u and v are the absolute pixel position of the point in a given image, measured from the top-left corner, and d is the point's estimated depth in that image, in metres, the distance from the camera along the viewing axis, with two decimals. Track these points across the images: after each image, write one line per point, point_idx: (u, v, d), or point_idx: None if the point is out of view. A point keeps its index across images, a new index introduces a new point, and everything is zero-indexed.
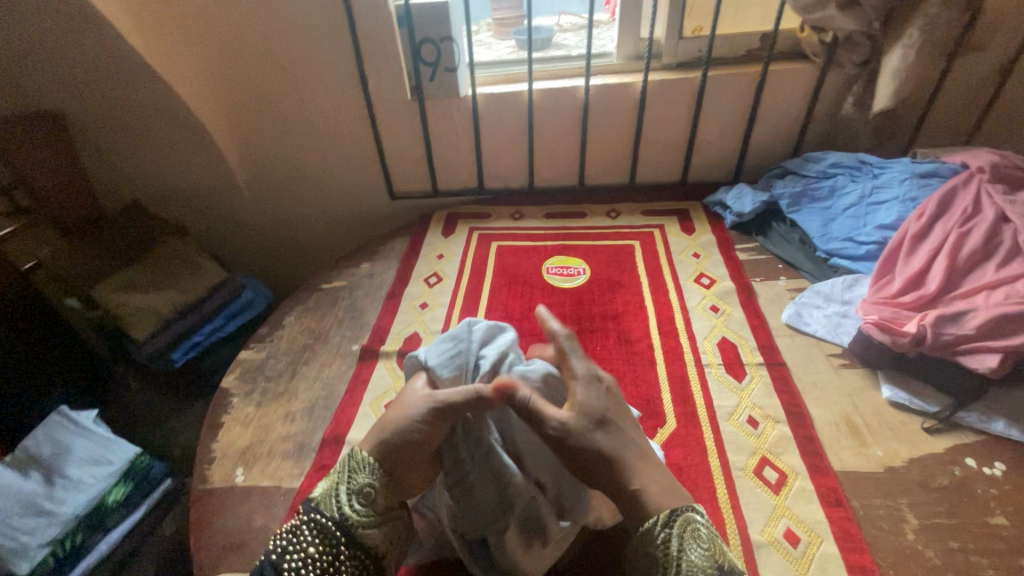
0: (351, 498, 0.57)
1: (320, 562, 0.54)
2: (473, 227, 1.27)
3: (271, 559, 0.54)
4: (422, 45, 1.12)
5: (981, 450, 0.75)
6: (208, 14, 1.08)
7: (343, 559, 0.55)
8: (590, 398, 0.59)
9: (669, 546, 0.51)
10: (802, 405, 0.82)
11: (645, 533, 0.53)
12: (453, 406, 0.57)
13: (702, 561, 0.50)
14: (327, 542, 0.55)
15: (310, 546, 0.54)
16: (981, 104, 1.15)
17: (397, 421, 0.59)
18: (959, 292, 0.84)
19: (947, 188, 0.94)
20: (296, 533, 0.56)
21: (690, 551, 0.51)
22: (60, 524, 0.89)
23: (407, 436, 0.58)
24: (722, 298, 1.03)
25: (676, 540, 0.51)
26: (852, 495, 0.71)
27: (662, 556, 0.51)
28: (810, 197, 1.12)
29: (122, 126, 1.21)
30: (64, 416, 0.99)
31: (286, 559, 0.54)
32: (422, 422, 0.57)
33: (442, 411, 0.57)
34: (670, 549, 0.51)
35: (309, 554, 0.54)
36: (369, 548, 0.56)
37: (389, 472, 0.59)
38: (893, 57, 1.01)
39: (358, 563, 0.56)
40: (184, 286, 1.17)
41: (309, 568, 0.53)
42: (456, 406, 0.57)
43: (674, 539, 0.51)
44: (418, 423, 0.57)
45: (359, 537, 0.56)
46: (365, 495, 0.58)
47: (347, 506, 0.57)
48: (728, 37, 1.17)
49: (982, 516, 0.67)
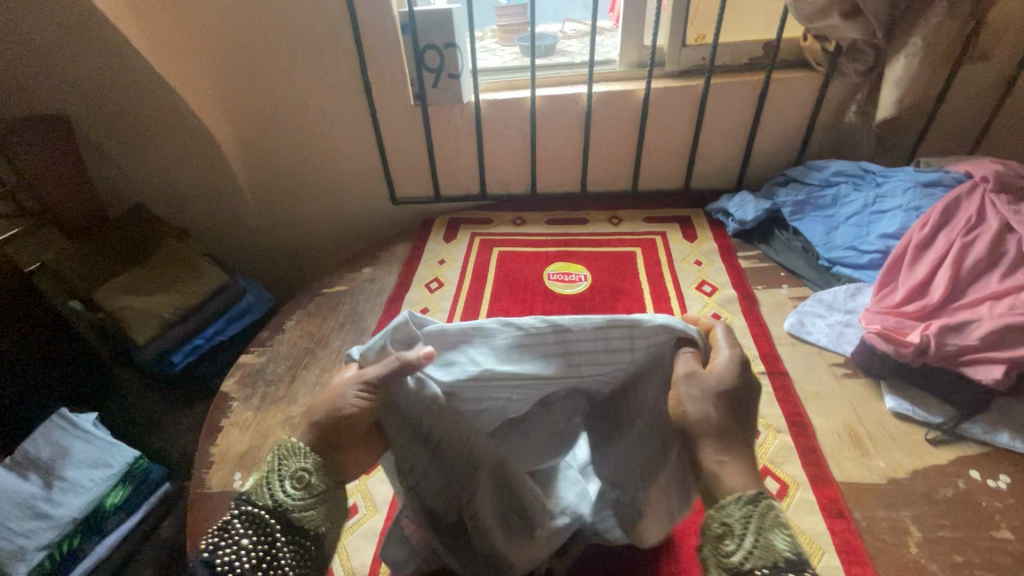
0: (285, 481, 0.48)
1: (255, 554, 0.45)
2: (475, 233, 1.27)
3: (199, 558, 0.44)
4: (425, 51, 1.13)
5: (985, 462, 0.74)
6: (214, 20, 1.08)
7: (283, 547, 0.46)
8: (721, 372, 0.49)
9: (747, 525, 0.43)
10: (804, 415, 0.82)
11: (721, 506, 0.45)
12: (380, 381, 0.52)
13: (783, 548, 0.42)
14: (262, 532, 0.46)
15: (243, 538, 0.45)
16: (985, 115, 1.15)
17: (324, 408, 0.51)
18: (963, 302, 0.83)
19: (951, 198, 0.93)
20: (223, 529, 0.46)
21: (771, 536, 0.43)
22: (58, 527, 0.89)
23: (336, 418, 0.51)
24: (724, 307, 1.02)
25: (756, 520, 0.44)
26: (854, 506, 0.70)
27: (736, 533, 0.44)
28: (813, 205, 1.11)
29: (129, 132, 1.22)
30: (64, 419, 0.99)
31: (215, 557, 0.44)
32: (357, 404, 0.51)
33: (373, 389, 0.52)
34: (747, 527, 0.43)
35: (241, 548, 0.45)
36: (312, 533, 0.48)
37: (327, 454, 0.51)
38: (896, 66, 1.00)
39: (302, 549, 0.47)
40: (186, 289, 1.18)
41: (243, 562, 0.44)
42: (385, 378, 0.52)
43: (754, 518, 0.44)
44: (352, 406, 0.51)
45: (297, 520, 0.47)
46: (301, 477, 0.49)
47: (280, 491, 0.47)
48: (731, 45, 1.17)
49: (987, 530, 0.67)
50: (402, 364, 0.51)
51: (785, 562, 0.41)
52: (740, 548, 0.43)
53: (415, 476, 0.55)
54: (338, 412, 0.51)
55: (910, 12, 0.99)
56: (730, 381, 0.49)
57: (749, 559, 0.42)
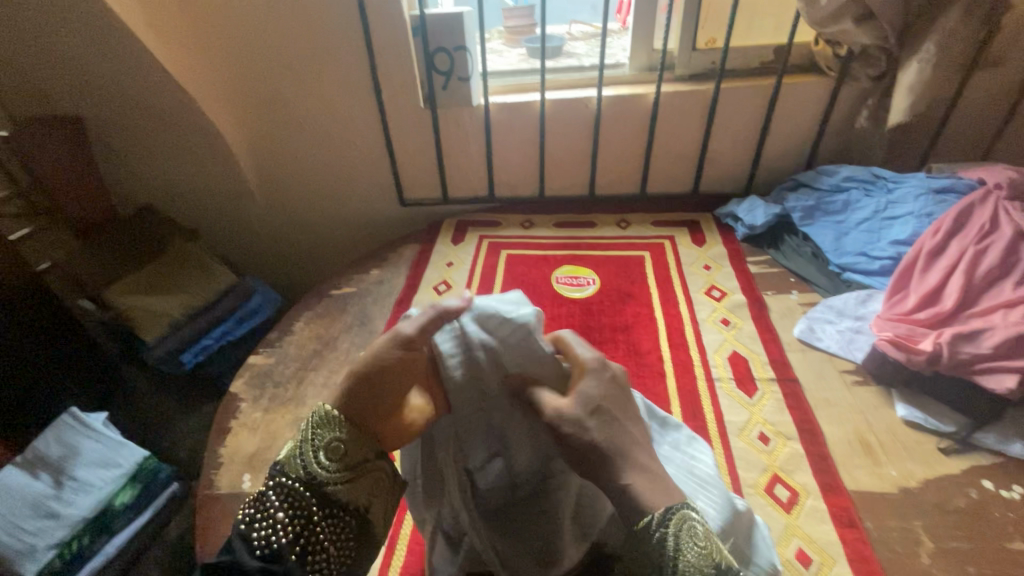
0: (317, 455, 0.49)
1: (292, 528, 0.47)
2: (482, 235, 1.27)
3: (239, 530, 0.47)
4: (435, 53, 1.13)
5: (998, 472, 0.73)
6: (225, 22, 1.09)
7: (319, 521, 0.48)
8: (592, 385, 0.52)
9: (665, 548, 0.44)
10: (814, 422, 0.81)
11: (640, 530, 0.45)
12: (418, 334, 0.52)
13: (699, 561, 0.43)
14: (297, 505, 0.48)
15: (277, 512, 0.47)
16: (998, 121, 1.14)
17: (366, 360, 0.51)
18: (975, 310, 0.82)
19: (964, 205, 0.93)
20: (260, 500, 0.48)
21: (687, 552, 0.43)
22: (67, 526, 0.90)
23: (377, 372, 0.50)
24: (733, 312, 1.02)
25: (672, 543, 0.44)
26: (865, 515, 0.70)
27: (657, 558, 0.44)
28: (823, 211, 1.11)
29: (143, 132, 1.23)
30: (73, 418, 0.98)
31: (254, 529, 0.47)
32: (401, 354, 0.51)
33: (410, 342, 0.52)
34: (666, 551, 0.44)
35: (278, 521, 0.47)
36: (347, 503, 0.50)
37: (365, 422, 0.50)
38: (909, 71, 0.99)
39: (336, 520, 0.49)
40: (196, 290, 1.19)
41: (279, 535, 0.47)
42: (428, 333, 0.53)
43: (672, 540, 0.44)
44: (393, 360, 0.51)
45: (332, 494, 0.49)
46: (333, 450, 0.49)
47: (314, 462, 0.49)
48: (742, 49, 1.16)
49: (1001, 541, 0.66)
50: (445, 314, 0.53)
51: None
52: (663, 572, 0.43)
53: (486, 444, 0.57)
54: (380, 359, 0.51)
55: (924, 18, 0.98)
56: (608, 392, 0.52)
57: None
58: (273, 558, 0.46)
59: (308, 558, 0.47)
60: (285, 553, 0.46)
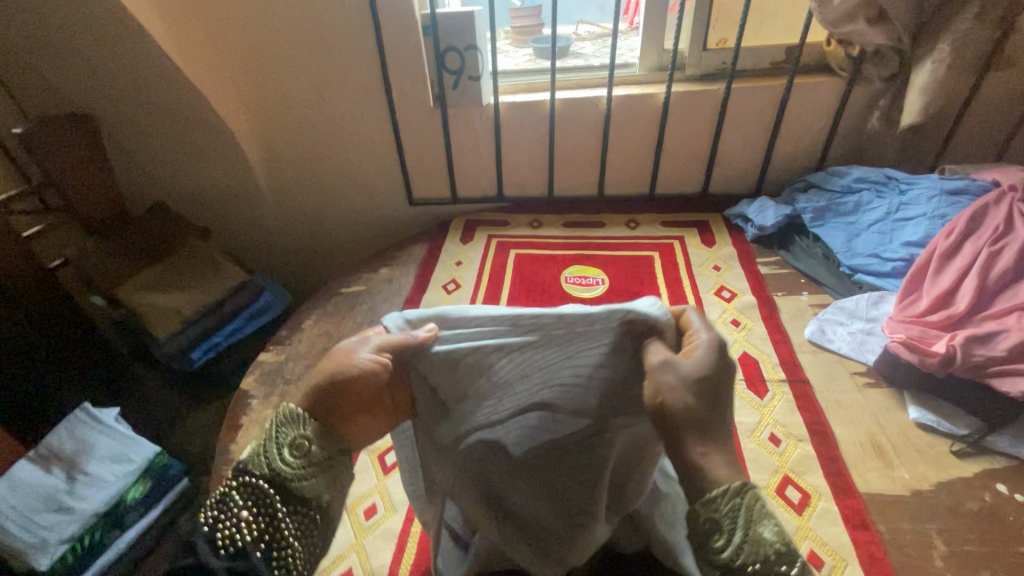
0: (283, 451, 0.46)
1: (256, 527, 0.44)
2: (491, 234, 1.27)
3: (199, 531, 0.43)
4: (446, 53, 1.13)
5: (1012, 475, 0.73)
6: (237, 21, 1.09)
7: (284, 518, 0.45)
8: (707, 355, 0.45)
9: (735, 522, 0.40)
10: (825, 424, 0.81)
11: (709, 501, 0.41)
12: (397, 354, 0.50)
13: (772, 540, 0.40)
14: (262, 502, 0.45)
15: (241, 511, 0.44)
16: (1012, 122, 1.13)
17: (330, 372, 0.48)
18: (989, 312, 0.82)
19: (978, 206, 0.92)
20: (222, 501, 0.45)
21: (759, 527, 0.40)
22: (79, 521, 0.90)
23: (345, 381, 0.48)
24: (743, 313, 1.01)
25: (745, 515, 0.40)
26: (878, 518, 0.69)
27: (725, 528, 0.40)
28: (834, 212, 1.10)
29: (153, 132, 1.24)
30: (88, 414, 1.01)
31: (217, 529, 0.43)
32: (370, 366, 0.48)
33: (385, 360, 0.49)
34: (737, 522, 0.40)
35: (242, 520, 0.44)
36: (315, 500, 0.47)
37: (330, 422, 0.48)
38: (923, 71, 0.99)
39: (304, 518, 0.46)
40: (206, 287, 1.20)
41: (244, 534, 0.43)
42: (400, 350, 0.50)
43: (744, 512, 0.40)
44: (360, 371, 0.48)
45: (299, 491, 0.46)
46: (301, 445, 0.46)
47: (280, 459, 0.46)
48: (754, 50, 1.16)
49: (1016, 545, 0.65)
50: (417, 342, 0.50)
51: (774, 553, 0.39)
52: (729, 543, 0.40)
53: (506, 416, 0.52)
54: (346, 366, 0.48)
55: (938, 18, 0.97)
56: (709, 368, 0.44)
57: (740, 555, 0.40)
58: (236, 558, 0.42)
59: (274, 556, 0.44)
60: (250, 551, 0.43)
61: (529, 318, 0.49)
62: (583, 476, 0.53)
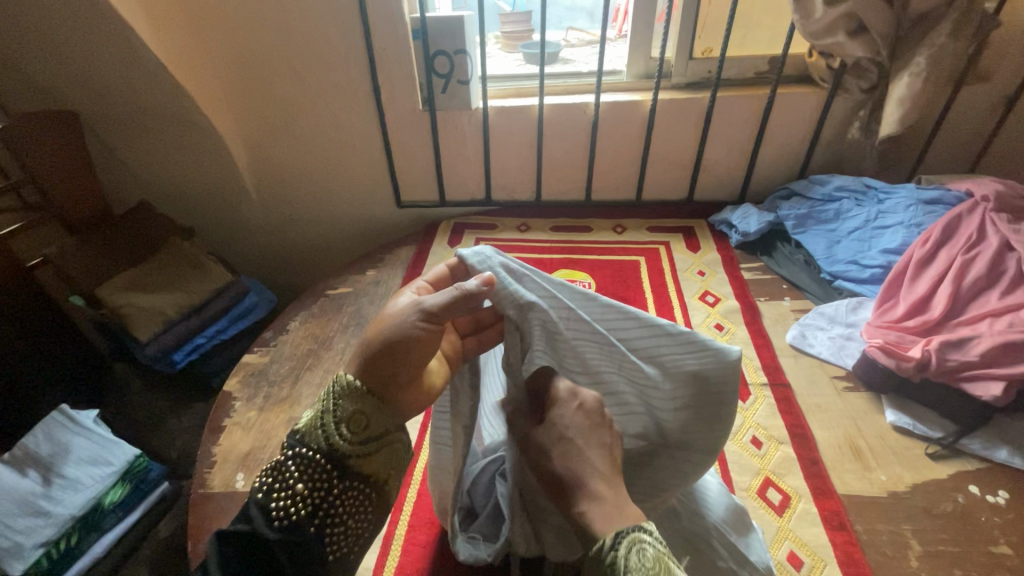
0: (339, 427, 0.50)
1: (312, 500, 0.48)
2: (479, 238, 1.27)
3: (255, 499, 0.48)
4: (436, 57, 1.14)
5: (984, 477, 0.75)
6: (225, 21, 1.09)
7: (338, 493, 0.49)
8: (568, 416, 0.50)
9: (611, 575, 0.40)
10: (806, 427, 0.83)
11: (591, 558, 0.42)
12: (441, 313, 0.49)
13: None
14: (316, 477, 0.49)
15: (297, 483, 0.48)
16: (985, 135, 1.17)
17: (382, 335, 0.50)
18: (963, 319, 0.84)
19: (951, 215, 0.95)
20: (279, 471, 0.49)
21: None
22: (56, 524, 0.89)
23: (393, 347, 0.50)
24: (727, 317, 1.03)
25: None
26: (855, 519, 0.71)
27: None
28: (815, 219, 1.13)
29: (137, 129, 1.22)
30: (64, 416, 1.00)
31: (273, 500, 0.48)
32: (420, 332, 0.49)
33: (432, 321, 0.50)
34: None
35: (298, 493, 0.48)
36: (368, 476, 0.51)
37: (385, 394, 0.52)
38: (901, 84, 1.01)
39: (356, 493, 0.50)
40: (191, 289, 1.18)
41: (300, 507, 0.48)
42: (445, 307, 0.49)
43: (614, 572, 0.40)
44: (411, 334, 0.49)
45: (353, 465, 0.50)
46: (355, 421, 0.51)
47: (336, 435, 0.50)
48: (738, 60, 1.19)
49: (987, 545, 0.67)
50: (463, 296, 0.50)
51: None
52: None
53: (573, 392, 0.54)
54: (396, 337, 0.49)
55: (915, 34, 1.01)
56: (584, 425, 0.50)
57: None
58: (291, 531, 0.47)
59: (327, 531, 0.48)
60: (304, 526, 0.48)
61: (613, 309, 0.54)
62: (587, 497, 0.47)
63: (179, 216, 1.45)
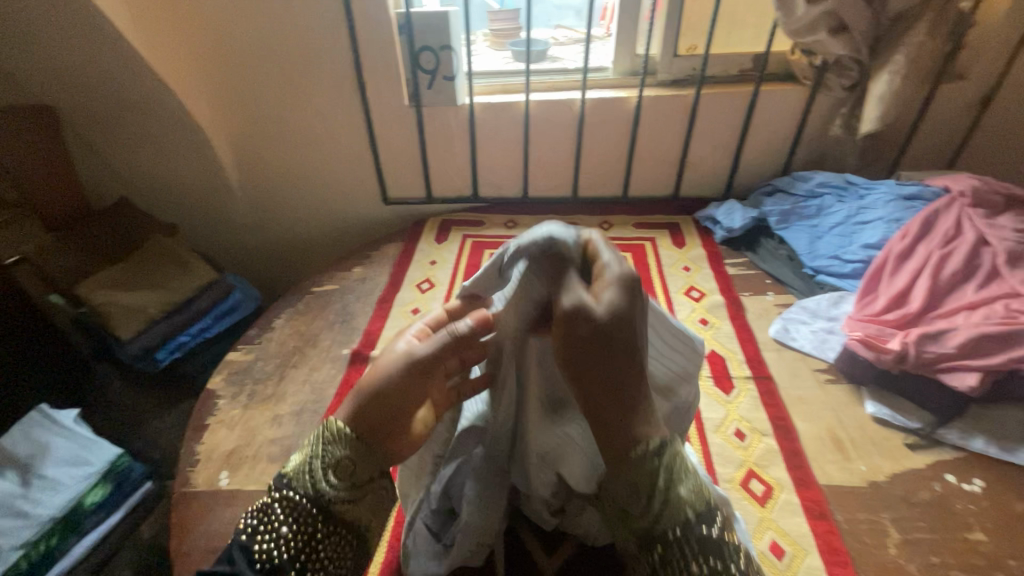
0: (327, 473, 0.50)
1: (295, 544, 0.48)
2: (466, 234, 1.27)
3: (240, 541, 0.48)
4: (421, 53, 1.13)
5: (960, 466, 0.76)
6: (207, 16, 1.08)
7: (322, 539, 0.49)
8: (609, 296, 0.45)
9: (657, 482, 0.45)
10: (788, 419, 0.84)
11: (629, 462, 0.45)
12: (433, 357, 0.52)
13: (687, 499, 0.45)
14: (302, 523, 0.49)
15: (283, 527, 0.48)
16: (963, 131, 1.19)
17: (374, 381, 0.52)
18: (940, 311, 0.86)
19: (929, 211, 0.97)
20: (267, 512, 0.49)
21: (679, 486, 0.45)
22: (34, 526, 0.87)
23: (381, 394, 0.51)
24: (711, 312, 1.04)
25: (664, 474, 0.45)
26: (836, 509, 0.72)
27: (650, 491, 0.45)
28: (798, 215, 1.14)
29: (117, 125, 1.20)
30: (44, 415, 1.00)
31: (258, 541, 0.48)
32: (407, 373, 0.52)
33: (425, 365, 0.52)
34: (657, 481, 0.44)
35: (283, 537, 0.48)
36: (352, 522, 0.51)
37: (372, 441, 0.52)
38: (881, 82, 1.03)
39: (339, 537, 0.50)
40: (173, 286, 1.17)
41: (282, 551, 0.47)
42: (435, 353, 0.52)
43: (666, 471, 0.45)
44: (400, 381, 0.51)
45: (338, 513, 0.49)
46: (342, 468, 0.50)
47: (323, 482, 0.49)
48: (722, 57, 1.20)
49: (962, 531, 0.69)
50: (456, 338, 0.52)
51: (693, 514, 0.44)
52: (653, 504, 0.45)
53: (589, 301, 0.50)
54: (384, 382, 0.51)
55: (894, 32, 1.02)
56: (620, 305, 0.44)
57: (660, 518, 0.44)
58: None
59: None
60: (286, 569, 0.47)
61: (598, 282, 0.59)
62: (603, 413, 0.46)
63: (163, 214, 1.43)
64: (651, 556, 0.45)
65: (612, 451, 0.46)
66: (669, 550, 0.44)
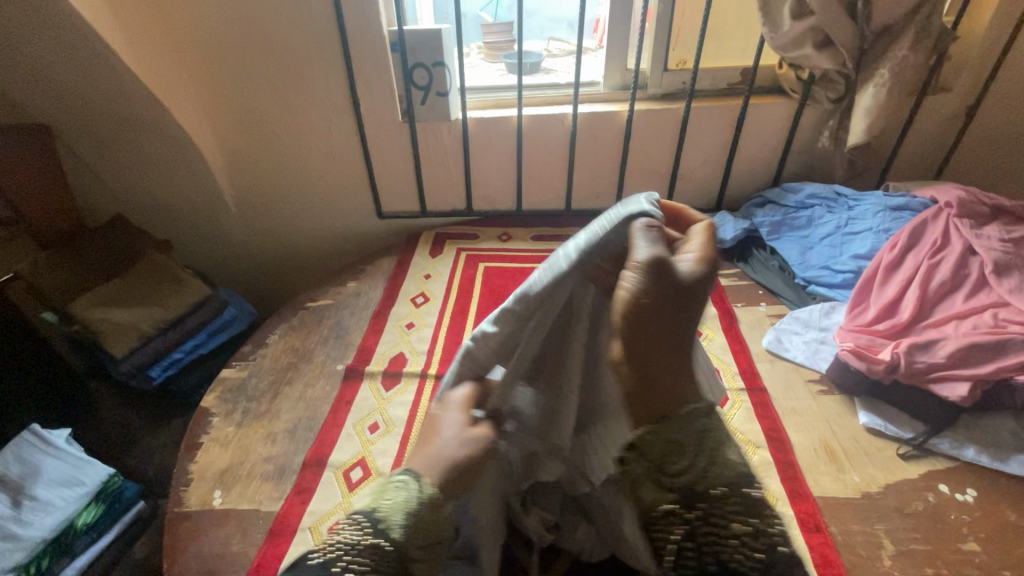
0: (416, 529, 0.47)
1: None
2: (460, 247, 1.28)
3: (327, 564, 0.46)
4: (414, 69, 1.15)
5: (953, 476, 0.77)
6: (204, 36, 1.09)
7: None
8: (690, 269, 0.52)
9: (706, 441, 0.49)
10: (782, 430, 0.84)
11: (684, 418, 0.49)
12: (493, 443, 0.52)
13: (734, 462, 0.49)
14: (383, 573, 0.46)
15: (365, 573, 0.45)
16: (948, 142, 1.21)
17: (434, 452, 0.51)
18: (929, 321, 0.87)
19: (917, 221, 0.98)
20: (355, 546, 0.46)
21: (727, 449, 0.49)
22: (25, 548, 0.86)
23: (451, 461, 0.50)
24: (704, 323, 1.05)
25: (711, 437, 0.49)
26: (830, 521, 0.72)
27: (695, 451, 0.48)
28: (789, 226, 1.15)
29: (109, 143, 1.21)
30: (35, 436, 0.98)
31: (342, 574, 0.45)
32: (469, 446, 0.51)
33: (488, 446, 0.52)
34: (705, 440, 0.49)
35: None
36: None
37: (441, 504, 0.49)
38: (866, 94, 1.04)
39: None
40: (168, 303, 1.17)
41: None
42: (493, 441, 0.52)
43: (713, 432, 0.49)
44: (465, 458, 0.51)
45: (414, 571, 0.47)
46: (423, 530, 0.47)
47: (409, 538, 0.47)
48: (712, 71, 1.21)
49: (956, 542, 0.69)
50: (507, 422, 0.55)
51: (740, 475, 0.48)
52: (698, 460, 0.48)
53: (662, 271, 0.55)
54: (449, 452, 0.51)
55: (877, 47, 1.04)
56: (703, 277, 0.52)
57: (705, 478, 0.48)
58: None
59: None
60: None
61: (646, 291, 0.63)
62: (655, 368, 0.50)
63: (157, 230, 1.44)
64: (694, 516, 0.47)
65: (661, 401, 0.50)
66: (713, 507, 0.47)
